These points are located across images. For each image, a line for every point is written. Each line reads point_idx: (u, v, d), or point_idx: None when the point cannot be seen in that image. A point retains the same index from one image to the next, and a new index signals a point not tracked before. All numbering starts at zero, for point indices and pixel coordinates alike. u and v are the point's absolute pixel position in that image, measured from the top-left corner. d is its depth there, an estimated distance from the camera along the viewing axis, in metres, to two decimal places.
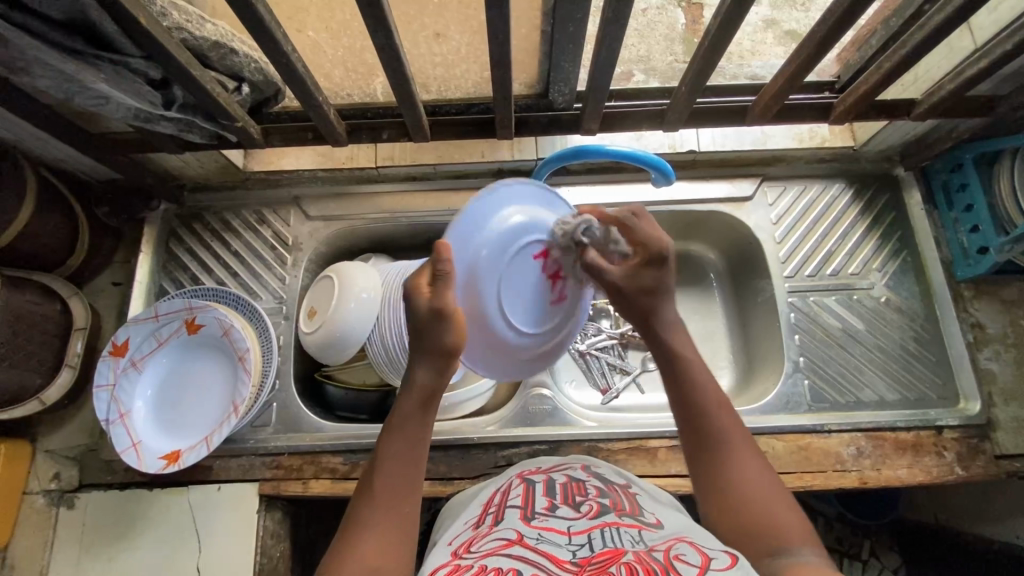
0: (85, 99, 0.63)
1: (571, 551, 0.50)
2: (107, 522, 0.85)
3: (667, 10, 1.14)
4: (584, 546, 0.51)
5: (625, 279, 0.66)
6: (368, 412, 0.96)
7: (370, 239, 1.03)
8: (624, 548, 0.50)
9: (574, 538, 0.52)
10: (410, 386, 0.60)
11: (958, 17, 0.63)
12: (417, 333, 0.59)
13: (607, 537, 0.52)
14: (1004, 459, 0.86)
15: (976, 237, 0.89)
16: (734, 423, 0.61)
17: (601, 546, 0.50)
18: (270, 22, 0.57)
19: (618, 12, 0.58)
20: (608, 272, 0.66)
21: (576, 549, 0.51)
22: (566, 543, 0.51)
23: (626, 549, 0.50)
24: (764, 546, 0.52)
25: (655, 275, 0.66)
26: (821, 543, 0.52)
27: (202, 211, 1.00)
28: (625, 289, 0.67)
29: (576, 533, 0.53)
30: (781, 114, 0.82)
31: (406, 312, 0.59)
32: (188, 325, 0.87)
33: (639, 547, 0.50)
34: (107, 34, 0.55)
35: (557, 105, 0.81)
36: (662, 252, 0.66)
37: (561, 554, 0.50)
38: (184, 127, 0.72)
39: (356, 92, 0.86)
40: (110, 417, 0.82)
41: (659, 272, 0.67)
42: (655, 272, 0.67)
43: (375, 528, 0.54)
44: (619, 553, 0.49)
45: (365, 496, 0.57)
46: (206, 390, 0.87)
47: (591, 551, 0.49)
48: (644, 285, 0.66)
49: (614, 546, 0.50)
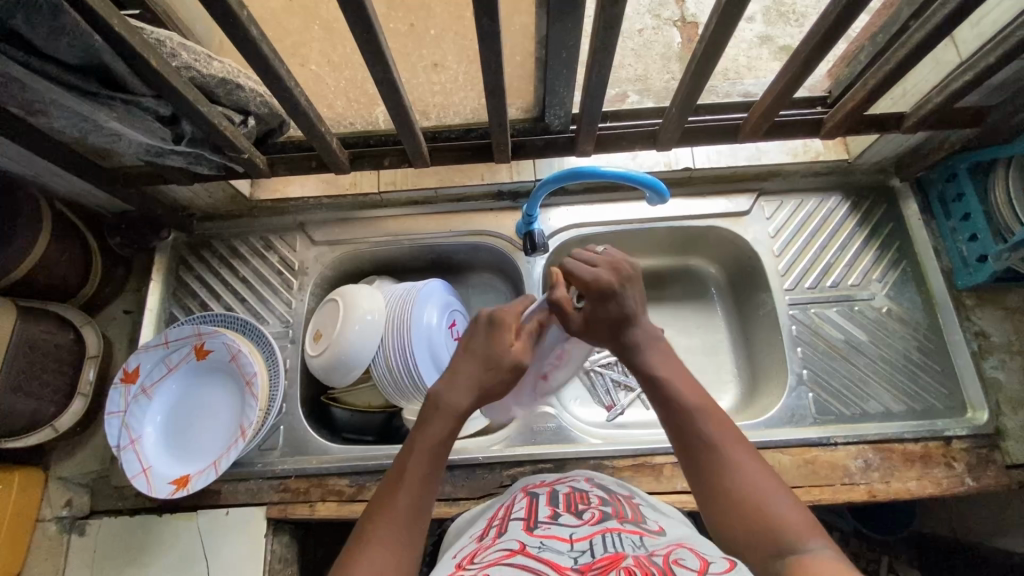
0: (99, 137, 0.66)
1: (573, 558, 0.50)
2: (119, 548, 0.86)
3: (663, 30, 1.17)
4: (586, 553, 0.51)
5: (585, 325, 0.73)
6: (375, 433, 0.99)
7: (374, 262, 1.05)
8: (624, 554, 0.51)
9: (576, 544, 0.53)
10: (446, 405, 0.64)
11: (940, 34, 0.64)
12: (489, 368, 0.68)
13: (608, 542, 0.52)
14: (1015, 469, 0.85)
15: (975, 246, 0.89)
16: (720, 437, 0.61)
17: (601, 551, 0.51)
18: (274, 59, 0.59)
19: (606, 41, 0.61)
20: (574, 319, 0.73)
21: (577, 556, 0.51)
22: (568, 550, 0.52)
23: (626, 554, 0.50)
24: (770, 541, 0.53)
25: (619, 306, 0.70)
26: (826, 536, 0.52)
27: (210, 239, 1.03)
28: (596, 319, 0.71)
29: (578, 540, 0.54)
30: (772, 130, 0.84)
31: (494, 350, 0.69)
32: (199, 352, 0.89)
33: (639, 552, 0.51)
34: (121, 76, 0.58)
35: (552, 129, 0.83)
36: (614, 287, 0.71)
37: (563, 560, 0.50)
38: (193, 160, 0.74)
39: (359, 120, 0.88)
40: (121, 443, 0.83)
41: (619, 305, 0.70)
42: (618, 303, 0.70)
43: (391, 535, 0.55)
44: (619, 558, 0.49)
45: (385, 510, 0.57)
46: (213, 413, 0.89)
47: (592, 557, 0.50)
48: (613, 316, 0.70)
49: (615, 551, 0.51)
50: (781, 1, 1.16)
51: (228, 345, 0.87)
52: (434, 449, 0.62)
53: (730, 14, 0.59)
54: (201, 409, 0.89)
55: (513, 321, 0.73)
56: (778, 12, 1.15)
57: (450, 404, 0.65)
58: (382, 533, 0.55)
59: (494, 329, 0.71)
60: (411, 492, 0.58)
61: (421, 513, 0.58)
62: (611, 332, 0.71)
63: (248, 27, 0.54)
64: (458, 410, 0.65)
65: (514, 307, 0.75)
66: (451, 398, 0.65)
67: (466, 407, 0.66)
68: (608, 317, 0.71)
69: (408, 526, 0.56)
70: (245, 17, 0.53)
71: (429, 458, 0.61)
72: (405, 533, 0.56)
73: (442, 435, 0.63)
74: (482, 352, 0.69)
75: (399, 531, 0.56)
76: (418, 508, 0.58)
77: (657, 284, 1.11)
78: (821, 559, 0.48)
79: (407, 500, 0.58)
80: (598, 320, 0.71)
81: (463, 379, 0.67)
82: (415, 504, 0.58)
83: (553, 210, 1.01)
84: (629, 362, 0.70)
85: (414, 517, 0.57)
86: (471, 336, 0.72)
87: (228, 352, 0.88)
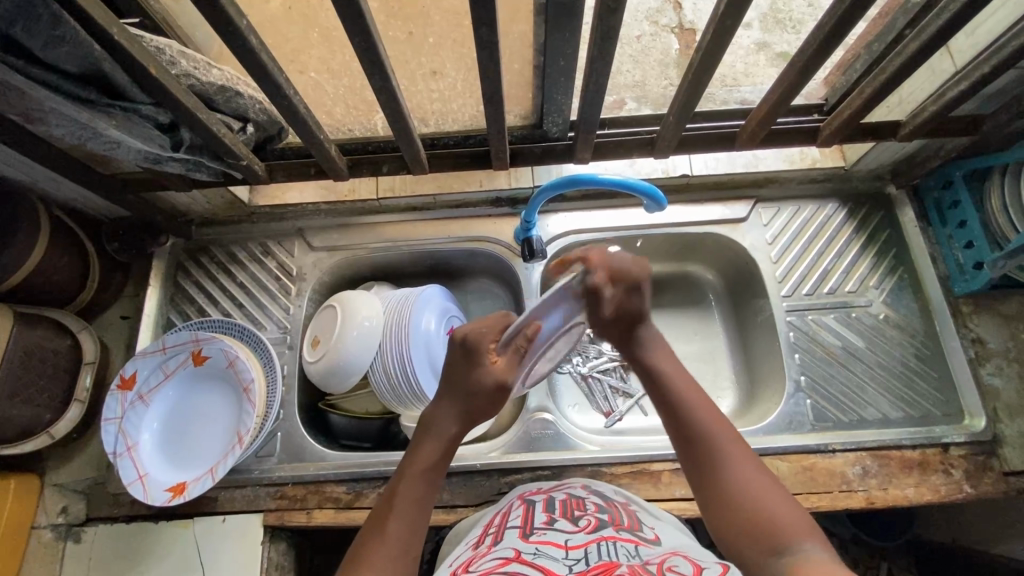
0: (98, 144, 0.66)
1: (567, 565, 0.50)
2: (116, 555, 0.86)
3: (660, 36, 1.17)
4: (581, 561, 0.51)
5: (614, 312, 0.67)
6: (372, 440, 0.98)
7: (372, 268, 1.05)
8: (618, 562, 0.51)
9: (571, 551, 0.53)
10: (435, 435, 0.66)
11: (935, 43, 0.65)
12: (471, 393, 0.65)
13: (602, 550, 0.53)
14: (1013, 477, 0.85)
15: (970, 253, 0.90)
16: (723, 432, 0.63)
17: (596, 560, 0.51)
18: (273, 68, 0.59)
19: (603, 50, 0.61)
20: (602, 309, 0.66)
21: (572, 563, 0.51)
22: (563, 557, 0.52)
23: (620, 562, 0.51)
24: (766, 544, 0.53)
25: (639, 302, 0.68)
26: (825, 542, 0.53)
27: (208, 245, 1.03)
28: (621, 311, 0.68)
29: (573, 547, 0.54)
30: (769, 138, 0.84)
31: (474, 380, 0.65)
32: (196, 359, 0.89)
33: (634, 560, 0.51)
34: (119, 84, 0.58)
35: (551, 136, 0.84)
36: (640, 281, 0.67)
37: (558, 568, 0.50)
38: (192, 167, 0.75)
39: (357, 127, 0.87)
40: (117, 450, 0.83)
41: (639, 299, 0.68)
42: (638, 299, 0.68)
43: (378, 564, 0.56)
44: (613, 566, 0.50)
45: (374, 536, 0.59)
46: (207, 417, 0.89)
47: (587, 565, 0.50)
48: (630, 312, 0.68)
49: (609, 560, 0.51)
50: (779, 9, 1.17)
51: (225, 351, 0.87)
52: (420, 478, 0.63)
53: (727, 24, 0.59)
54: (194, 413, 0.89)
55: (490, 343, 0.66)
56: (775, 19, 1.16)
57: (440, 430, 0.66)
58: (372, 561, 0.56)
59: (470, 352, 0.66)
60: (398, 521, 0.60)
61: (409, 541, 0.59)
62: (625, 327, 0.70)
63: (247, 36, 0.54)
64: (447, 436, 0.66)
65: (493, 323, 0.67)
66: (439, 427, 0.66)
67: (457, 433, 0.67)
68: (630, 313, 0.68)
69: (402, 554, 0.58)
70: (244, 26, 0.54)
71: (421, 484, 0.63)
72: (391, 562, 0.57)
73: (432, 461, 0.65)
74: (462, 379, 0.66)
75: (387, 558, 0.57)
76: (406, 537, 0.59)
77: (656, 290, 1.11)
78: (813, 561, 0.49)
79: (398, 531, 0.59)
80: (619, 315, 0.68)
81: (448, 412, 0.67)
82: (403, 533, 0.59)
83: (552, 216, 1.01)
84: (630, 357, 0.71)
85: (402, 547, 0.58)
86: (451, 360, 0.68)
87: (224, 357, 0.88)
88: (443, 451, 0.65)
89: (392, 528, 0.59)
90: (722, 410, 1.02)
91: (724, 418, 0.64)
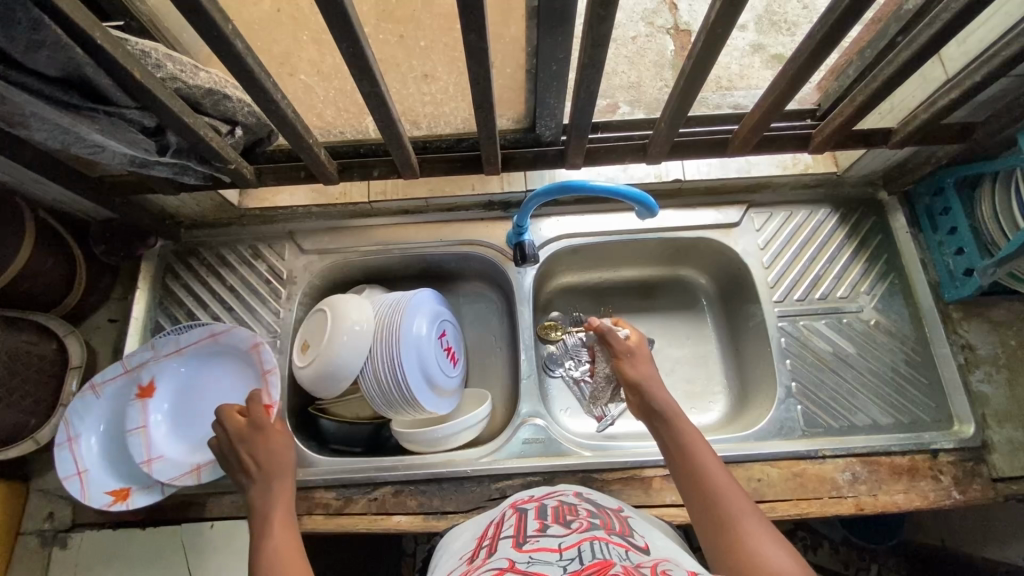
0: (82, 148, 0.65)
1: (561, 566, 0.50)
2: (101, 562, 0.85)
3: (656, 38, 1.17)
4: (575, 560, 0.51)
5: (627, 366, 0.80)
6: (363, 445, 0.96)
7: (364, 271, 1.05)
8: (612, 560, 0.51)
9: (565, 552, 0.52)
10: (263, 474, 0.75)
11: (927, 53, 0.65)
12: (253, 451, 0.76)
13: (596, 548, 0.53)
14: (1001, 483, 0.86)
15: (961, 259, 0.90)
16: (725, 482, 0.63)
17: (590, 558, 0.51)
18: (260, 73, 0.59)
19: (594, 57, 0.61)
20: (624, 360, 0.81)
21: (566, 564, 0.51)
22: (557, 559, 0.51)
23: (614, 561, 0.51)
24: None
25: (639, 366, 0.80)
26: None
27: (198, 247, 1.02)
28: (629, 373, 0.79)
29: (567, 548, 0.53)
30: (762, 144, 0.84)
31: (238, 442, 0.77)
32: (141, 394, 0.86)
33: (627, 561, 0.51)
34: (103, 89, 0.57)
35: (544, 139, 0.84)
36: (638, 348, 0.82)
37: (552, 570, 0.50)
38: (179, 171, 0.74)
39: (348, 129, 0.88)
40: (58, 440, 0.80)
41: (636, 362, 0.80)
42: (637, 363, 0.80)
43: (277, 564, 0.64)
44: (608, 564, 0.50)
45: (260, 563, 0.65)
46: (152, 450, 0.83)
47: (581, 564, 0.50)
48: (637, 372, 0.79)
49: (603, 558, 0.51)
50: (774, 11, 1.16)
51: (185, 375, 0.90)
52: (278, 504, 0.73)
53: (718, 31, 0.59)
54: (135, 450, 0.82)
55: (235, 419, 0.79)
56: (770, 21, 1.16)
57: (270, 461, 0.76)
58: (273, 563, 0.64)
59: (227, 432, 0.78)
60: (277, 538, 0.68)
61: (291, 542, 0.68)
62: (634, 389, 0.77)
63: (232, 40, 0.53)
64: (273, 459, 0.76)
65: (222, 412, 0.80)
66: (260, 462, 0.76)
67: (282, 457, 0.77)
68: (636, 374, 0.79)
69: (287, 554, 0.65)
70: (229, 31, 0.53)
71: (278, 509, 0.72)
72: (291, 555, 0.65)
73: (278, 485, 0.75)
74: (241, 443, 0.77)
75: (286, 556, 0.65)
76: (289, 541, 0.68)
77: (648, 294, 1.12)
78: None
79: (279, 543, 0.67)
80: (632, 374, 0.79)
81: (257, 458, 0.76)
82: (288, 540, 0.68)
83: (545, 220, 1.01)
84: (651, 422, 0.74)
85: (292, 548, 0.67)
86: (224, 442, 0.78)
87: (183, 382, 0.90)
88: (278, 474, 0.76)
89: (266, 544, 0.67)
90: (713, 415, 1.02)
91: (728, 472, 0.65)
